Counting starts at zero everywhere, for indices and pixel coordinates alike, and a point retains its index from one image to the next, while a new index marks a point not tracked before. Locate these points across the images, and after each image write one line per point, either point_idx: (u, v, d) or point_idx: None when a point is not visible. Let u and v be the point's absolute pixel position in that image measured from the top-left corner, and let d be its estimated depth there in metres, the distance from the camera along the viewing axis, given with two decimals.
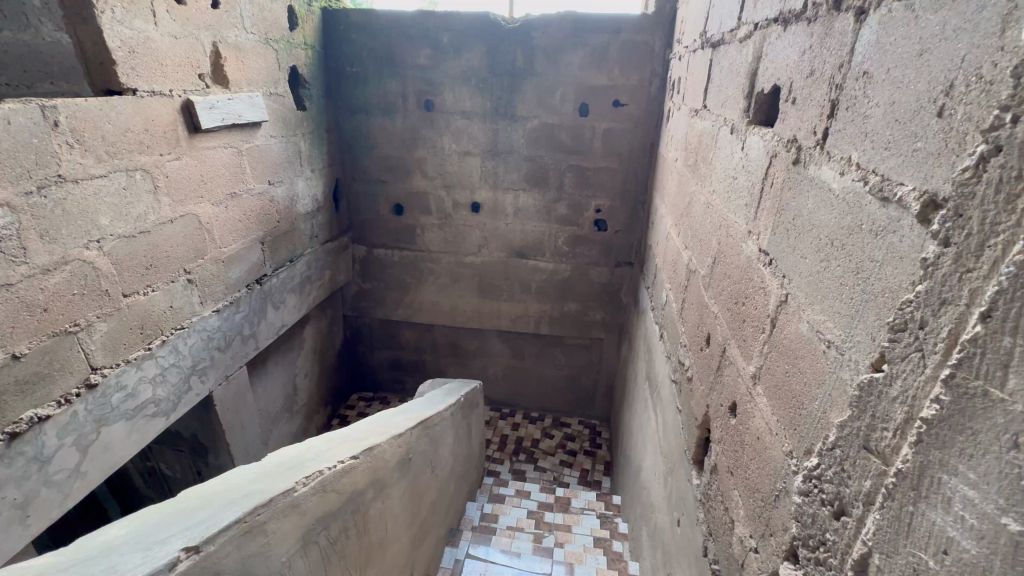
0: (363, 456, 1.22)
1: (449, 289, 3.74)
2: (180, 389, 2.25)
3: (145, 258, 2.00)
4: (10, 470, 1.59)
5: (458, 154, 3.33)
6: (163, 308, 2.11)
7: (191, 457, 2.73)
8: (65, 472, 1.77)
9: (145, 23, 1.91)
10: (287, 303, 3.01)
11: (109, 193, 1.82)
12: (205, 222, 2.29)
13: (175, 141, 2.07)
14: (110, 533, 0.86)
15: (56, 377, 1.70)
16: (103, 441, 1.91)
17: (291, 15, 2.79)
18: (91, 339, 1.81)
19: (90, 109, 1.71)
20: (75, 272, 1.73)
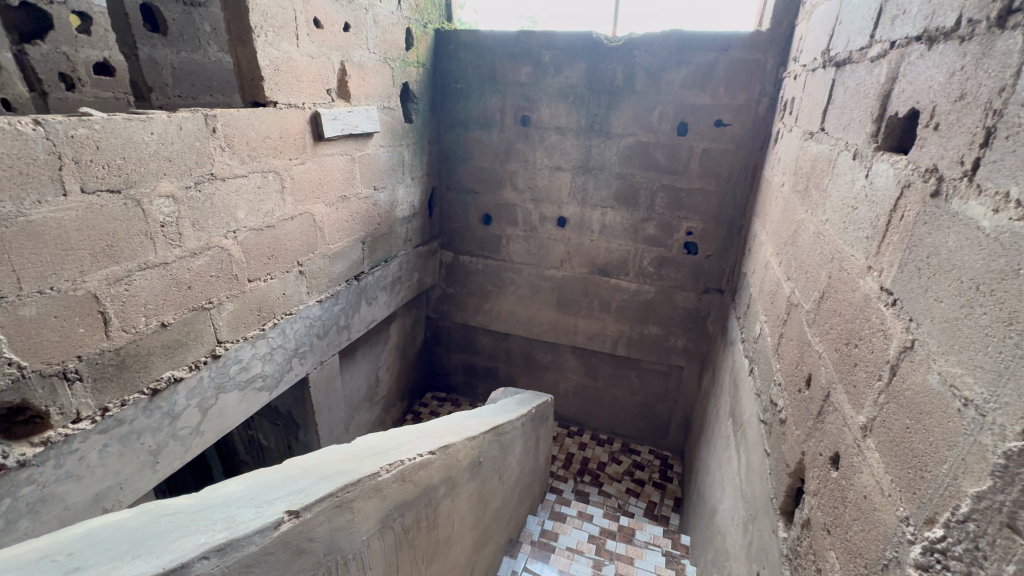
0: (439, 453, 1.28)
1: (528, 301, 3.78)
2: (283, 367, 2.50)
3: (268, 250, 2.26)
4: (148, 420, 1.87)
5: (550, 169, 3.38)
6: (278, 294, 2.36)
7: (286, 432, 3.02)
8: (188, 429, 2.05)
9: (289, 45, 2.18)
10: (378, 300, 3.23)
11: (247, 190, 2.10)
12: (319, 221, 2.54)
13: (303, 148, 2.34)
14: (226, 486, 0.96)
15: (191, 345, 1.98)
16: (219, 406, 2.17)
17: (408, 36, 3.04)
18: (220, 316, 2.08)
19: (239, 117, 1.98)
20: (214, 257, 2.00)
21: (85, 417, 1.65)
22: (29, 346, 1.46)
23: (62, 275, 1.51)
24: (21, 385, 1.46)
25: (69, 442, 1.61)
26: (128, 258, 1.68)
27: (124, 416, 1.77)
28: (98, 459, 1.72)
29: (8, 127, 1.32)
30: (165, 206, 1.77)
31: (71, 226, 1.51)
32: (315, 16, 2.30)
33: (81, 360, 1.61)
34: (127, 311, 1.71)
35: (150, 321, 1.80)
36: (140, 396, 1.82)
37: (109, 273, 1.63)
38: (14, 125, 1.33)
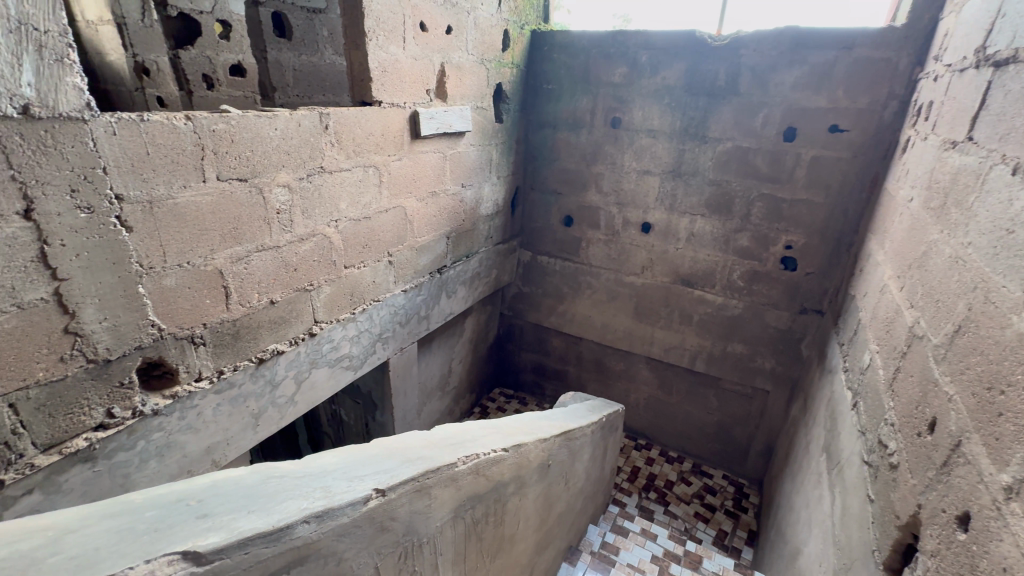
0: (511, 451, 1.29)
1: (604, 306, 3.70)
2: (368, 350, 2.66)
3: (363, 239, 2.41)
4: (254, 386, 2.08)
5: (638, 172, 3.28)
6: (369, 281, 2.52)
7: (365, 411, 3.22)
8: (285, 397, 2.25)
9: (397, 48, 2.32)
10: (457, 294, 3.33)
11: (351, 183, 2.25)
12: (410, 215, 2.68)
13: (401, 145, 2.47)
14: (323, 458, 0.95)
15: (292, 322, 2.16)
16: (312, 380, 2.37)
17: (505, 37, 3.09)
18: (318, 297, 2.26)
19: (348, 116, 2.13)
20: (318, 244, 2.18)
21: (204, 377, 1.87)
22: (167, 310, 1.69)
23: (197, 252, 1.73)
24: (158, 344, 1.70)
25: (190, 398, 1.84)
26: (249, 240, 1.88)
27: (235, 380, 1.99)
28: (212, 415, 1.95)
29: (165, 122, 1.53)
30: (282, 195, 1.96)
31: (206, 209, 1.71)
32: (421, 20, 2.42)
33: (206, 328, 1.83)
34: (244, 288, 1.91)
35: (261, 298, 2.00)
36: (249, 364, 2.03)
37: (232, 252, 1.84)
38: (170, 121, 1.54)
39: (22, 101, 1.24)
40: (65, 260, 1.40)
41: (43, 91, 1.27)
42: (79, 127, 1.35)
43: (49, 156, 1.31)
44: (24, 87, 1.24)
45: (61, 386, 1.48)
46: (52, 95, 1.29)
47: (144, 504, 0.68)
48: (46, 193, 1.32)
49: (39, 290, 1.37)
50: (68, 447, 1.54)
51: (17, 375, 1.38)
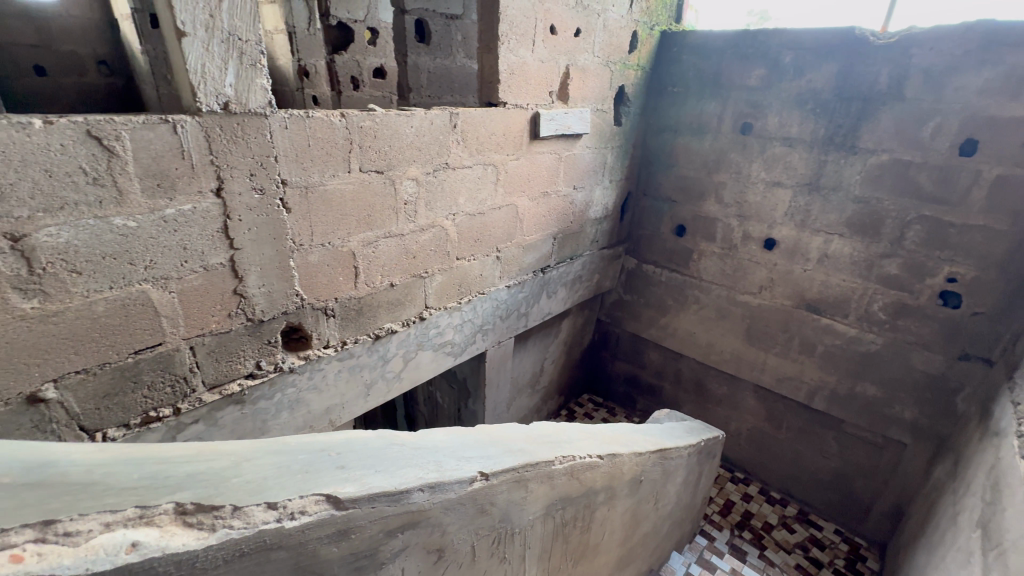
0: (606, 459, 1.27)
1: (711, 324, 3.47)
2: (468, 339, 2.79)
3: (476, 234, 2.53)
4: (370, 359, 2.29)
5: (767, 183, 3.02)
6: (477, 274, 2.64)
7: (459, 397, 3.38)
8: (393, 373, 2.45)
9: (526, 51, 2.39)
10: (557, 295, 3.34)
11: (471, 179, 2.37)
12: (521, 213, 2.74)
13: (520, 145, 2.54)
14: (436, 433, 0.98)
15: (406, 305, 2.34)
16: (417, 360, 2.54)
17: (633, 39, 3.03)
18: (431, 285, 2.42)
19: (475, 115, 2.25)
20: (436, 234, 2.33)
21: (331, 345, 2.10)
22: (308, 283, 1.92)
23: (337, 234, 1.94)
24: (300, 312, 1.94)
25: (319, 361, 2.08)
26: (379, 227, 2.07)
27: (355, 351, 2.21)
28: (333, 379, 2.18)
29: (324, 119, 1.73)
30: (410, 187, 2.12)
31: (348, 197, 1.91)
32: (552, 23, 2.46)
33: (337, 302, 2.05)
34: (370, 270, 2.11)
35: (383, 280, 2.19)
36: (367, 339, 2.23)
37: (364, 236, 2.03)
38: (329, 118, 1.74)
39: (223, 98, 1.49)
40: (240, 232, 1.66)
41: (239, 91, 1.52)
42: (260, 121, 1.58)
43: (237, 145, 1.56)
44: (226, 88, 1.49)
45: (225, 337, 1.76)
46: (245, 94, 1.53)
47: (293, 441, 0.74)
48: (233, 175, 1.58)
49: (219, 255, 1.64)
50: (226, 389, 1.83)
51: (197, 324, 1.67)
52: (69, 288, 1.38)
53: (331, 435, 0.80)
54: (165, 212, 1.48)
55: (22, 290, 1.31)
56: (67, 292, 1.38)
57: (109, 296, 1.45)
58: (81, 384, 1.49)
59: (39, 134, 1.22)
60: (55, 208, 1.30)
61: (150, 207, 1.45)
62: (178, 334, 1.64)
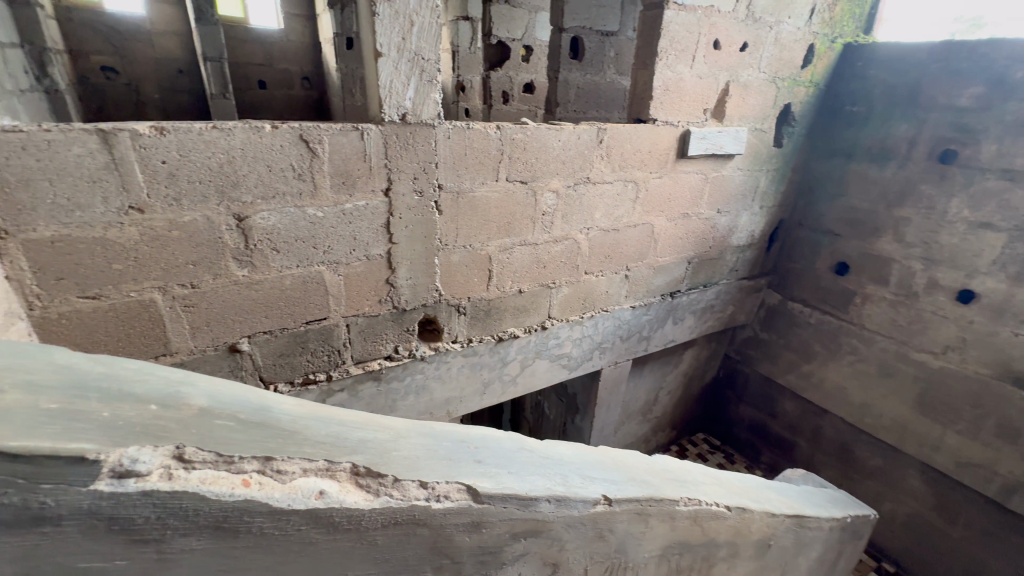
0: (734, 512, 1.14)
1: (871, 382, 2.96)
2: (586, 354, 2.75)
3: (607, 250, 2.49)
4: (491, 359, 2.39)
5: (970, 223, 2.49)
6: (602, 291, 2.60)
7: (567, 411, 3.35)
8: (510, 375, 2.51)
9: (684, 67, 2.31)
10: (685, 322, 3.13)
11: (609, 196, 2.35)
12: (657, 233, 2.63)
13: (665, 164, 2.44)
14: (562, 446, 0.97)
15: (530, 312, 2.40)
16: (533, 367, 2.58)
17: (808, 53, 2.73)
18: (556, 296, 2.44)
19: (622, 131, 2.22)
20: (568, 247, 2.35)
21: (458, 340, 2.23)
22: (447, 281, 2.07)
23: (479, 239, 2.06)
24: (436, 306, 2.10)
25: (446, 354, 2.23)
26: (516, 234, 2.15)
27: (478, 350, 2.31)
28: (456, 372, 2.31)
29: (482, 130, 1.86)
30: (550, 200, 2.17)
31: (493, 204, 2.02)
32: (716, 38, 2.34)
33: (469, 302, 2.17)
34: (502, 274, 2.21)
35: (513, 286, 2.27)
36: (490, 340, 2.33)
37: (502, 243, 2.13)
38: (486, 130, 1.87)
39: (401, 110, 1.68)
40: (399, 229, 1.85)
41: (416, 104, 1.70)
42: (428, 131, 1.75)
43: (407, 151, 1.75)
44: (405, 101, 1.68)
45: (374, 320, 1.98)
46: (421, 107, 1.71)
47: (435, 424, 0.78)
48: (400, 178, 1.77)
49: (379, 247, 1.85)
50: (369, 365, 2.05)
51: (355, 306, 1.90)
52: (270, 263, 1.67)
53: (466, 425, 0.83)
54: (345, 206, 1.72)
55: (239, 260, 1.62)
56: (267, 266, 1.67)
57: (295, 272, 1.73)
58: (266, 342, 1.79)
59: (267, 136, 1.50)
60: (269, 196, 1.58)
61: (334, 201, 1.69)
62: (339, 311, 1.88)
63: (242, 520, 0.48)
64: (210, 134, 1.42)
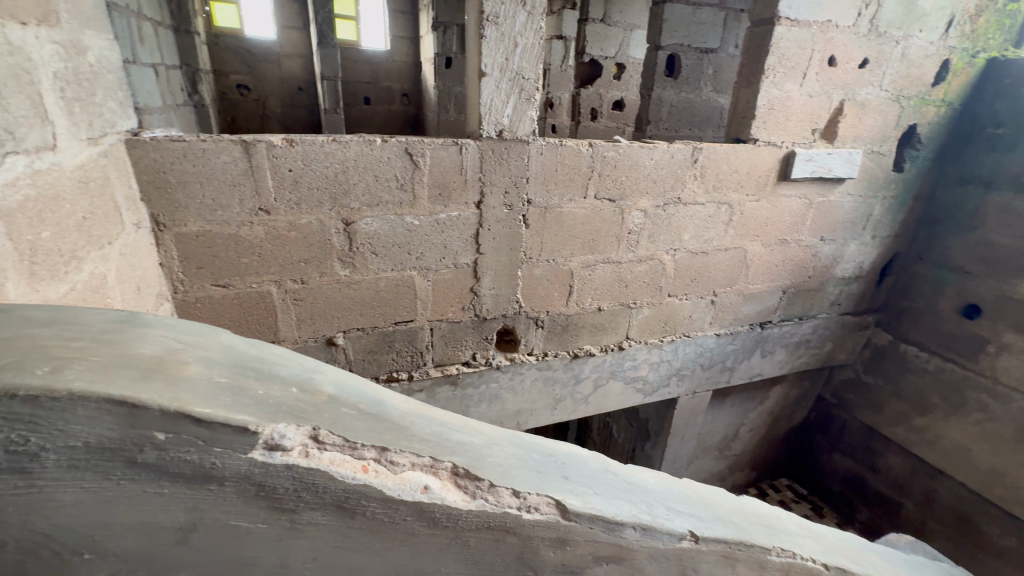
0: (832, 572, 1.04)
1: (1004, 445, 2.54)
2: (663, 380, 2.64)
3: (694, 273, 2.39)
4: (564, 375, 2.37)
5: None
6: (685, 315, 2.49)
7: (637, 436, 3.23)
8: (582, 393, 2.48)
9: (792, 85, 2.18)
10: (775, 355, 2.90)
11: (700, 217, 2.26)
12: (750, 258, 2.48)
13: (764, 186, 2.30)
14: (645, 472, 0.94)
15: (608, 332, 2.36)
16: (607, 388, 2.52)
17: (942, 69, 2.45)
18: (636, 317, 2.38)
19: (719, 151, 2.14)
20: (653, 267, 2.28)
21: (534, 353, 2.25)
22: (528, 293, 2.10)
23: (562, 254, 2.07)
24: (515, 317, 2.13)
25: (520, 365, 2.25)
26: (600, 251, 2.13)
27: (553, 364, 2.31)
28: (529, 385, 2.32)
29: (574, 147, 1.88)
30: (637, 219, 2.13)
31: (579, 220, 2.03)
32: (831, 54, 2.19)
33: (548, 316, 2.18)
34: (583, 291, 2.19)
35: (592, 303, 2.25)
36: (565, 355, 2.32)
37: (585, 259, 2.12)
38: (578, 147, 1.88)
39: (498, 126, 1.75)
40: (487, 240, 1.92)
41: (513, 121, 1.76)
42: (522, 147, 1.80)
43: (501, 166, 1.81)
44: (503, 118, 1.74)
45: (456, 326, 2.05)
46: (517, 124, 1.77)
47: (524, 433, 0.79)
48: (492, 192, 1.84)
49: (467, 256, 1.92)
50: (447, 369, 2.13)
51: (440, 311, 1.99)
52: (368, 265, 1.80)
53: (551, 438, 0.83)
54: (439, 216, 1.81)
55: (343, 261, 1.76)
56: (366, 268, 1.80)
57: (390, 275, 1.85)
58: (359, 338, 1.92)
59: (378, 149, 1.64)
60: (374, 204, 1.71)
61: (430, 211, 1.79)
62: (425, 315, 1.98)
63: (360, 504, 0.50)
64: (330, 146, 1.58)
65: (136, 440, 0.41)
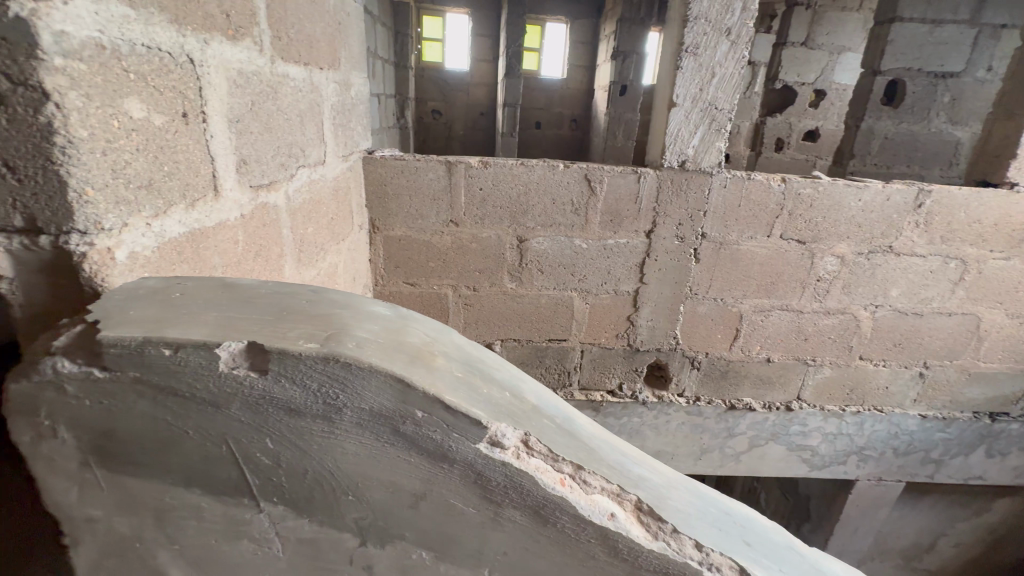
0: None
1: None
2: (839, 454, 2.24)
3: (899, 337, 2.00)
4: (716, 425, 2.17)
5: None
6: (880, 385, 2.09)
7: (793, 513, 2.79)
8: (734, 449, 2.23)
9: None
10: (1008, 458, 2.25)
11: (917, 272, 1.88)
12: (985, 330, 1.98)
13: (1018, 242, 1.83)
14: (836, 563, 0.79)
15: (775, 387, 2.10)
16: (765, 449, 2.24)
17: None
18: (813, 377, 2.08)
19: (956, 196, 1.76)
20: (843, 322, 1.97)
21: (685, 395, 2.11)
22: (688, 331, 1.99)
23: (733, 293, 1.92)
24: (670, 353, 2.03)
25: (668, 405, 2.12)
26: (778, 296, 1.92)
27: (705, 411, 2.13)
28: (675, 428, 2.18)
29: (764, 182, 1.73)
30: (831, 265, 1.87)
31: (758, 260, 1.86)
32: None
33: (706, 357, 2.03)
34: (751, 337, 2.00)
35: (761, 352, 2.03)
36: (720, 404, 2.12)
37: (759, 303, 1.93)
38: (769, 182, 1.74)
39: (682, 157, 1.70)
40: (653, 270, 1.87)
41: (698, 152, 1.70)
42: (705, 178, 1.73)
43: (678, 197, 1.76)
44: (688, 148, 1.69)
45: (607, 352, 2.03)
46: (702, 155, 1.71)
47: (702, 483, 0.74)
48: (665, 222, 1.80)
49: (629, 284, 1.90)
50: (591, 394, 2.12)
51: (593, 334, 2.00)
52: (534, 281, 1.90)
53: (729, 496, 0.76)
54: (607, 241, 1.83)
55: (512, 275, 1.89)
56: (531, 284, 1.90)
57: (551, 294, 1.92)
58: (514, 348, 2.03)
59: (560, 173, 1.73)
60: (548, 225, 1.81)
61: (599, 236, 1.83)
62: (578, 336, 2.00)
63: (554, 514, 0.53)
64: (518, 169, 1.72)
65: (404, 414, 0.47)
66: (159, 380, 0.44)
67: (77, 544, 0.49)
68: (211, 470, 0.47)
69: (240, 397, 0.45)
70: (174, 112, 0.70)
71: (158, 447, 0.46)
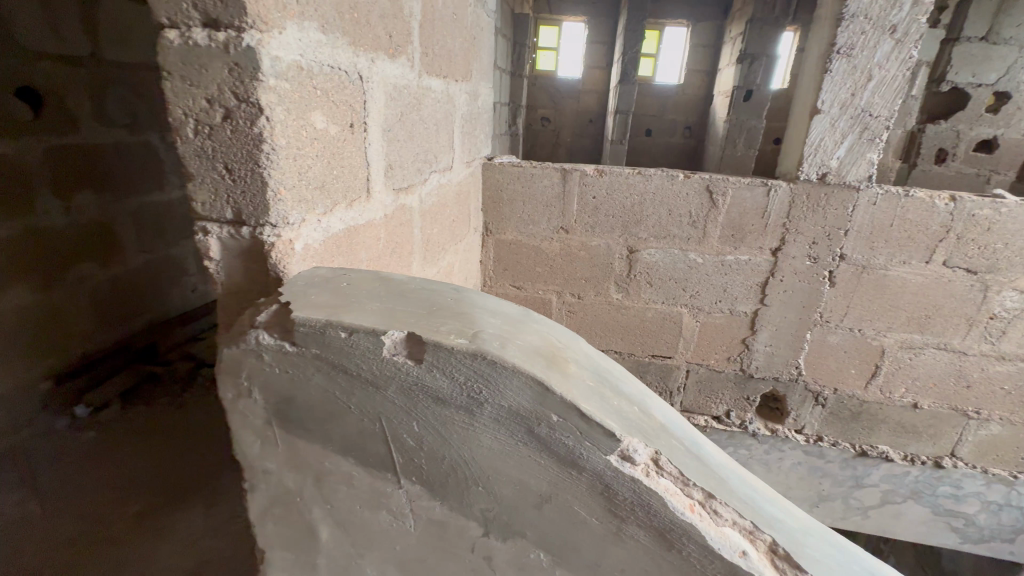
0: None
1: None
2: (1004, 529, 1.90)
3: None
4: (840, 471, 1.92)
5: None
6: None
7: None
8: (861, 502, 1.97)
9: None
10: None
11: None
12: None
13: None
14: None
15: (922, 439, 1.80)
16: (901, 508, 1.94)
17: None
18: (974, 432, 1.75)
19: None
20: (1021, 370, 1.64)
21: (804, 432, 1.90)
22: (814, 361, 1.78)
23: (874, 324, 1.68)
24: (790, 384, 1.84)
25: (783, 442, 1.92)
26: (934, 332, 1.65)
27: (827, 454, 1.90)
28: (788, 467, 1.97)
29: (926, 200, 1.50)
30: (1010, 301, 1.57)
31: (911, 289, 1.61)
32: None
33: (834, 393, 1.81)
34: (895, 377, 1.74)
35: (905, 396, 1.76)
36: (847, 449, 1.87)
37: (907, 338, 1.68)
38: (932, 200, 1.50)
39: (823, 168, 1.54)
40: (777, 291, 1.72)
41: (844, 163, 1.53)
42: (849, 194, 1.55)
43: (815, 213, 1.59)
44: (832, 159, 1.53)
45: (715, 375, 1.90)
46: (848, 167, 1.53)
47: (844, 538, 0.65)
48: (796, 240, 1.64)
49: (747, 304, 1.76)
50: (693, 417, 1.99)
51: (702, 354, 1.88)
52: (641, 293, 1.84)
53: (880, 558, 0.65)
54: (726, 257, 1.72)
55: (619, 285, 1.85)
56: (638, 296, 1.85)
57: (659, 307, 1.85)
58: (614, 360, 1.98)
59: (679, 184, 1.66)
60: (662, 236, 1.74)
61: (717, 251, 1.72)
62: (685, 355, 1.90)
63: (680, 539, 0.51)
64: (634, 178, 1.69)
65: (540, 416, 0.48)
66: (334, 359, 0.50)
67: (253, 490, 0.58)
68: (364, 443, 0.53)
69: (397, 381, 0.50)
70: (345, 123, 0.79)
71: (326, 416, 0.53)
